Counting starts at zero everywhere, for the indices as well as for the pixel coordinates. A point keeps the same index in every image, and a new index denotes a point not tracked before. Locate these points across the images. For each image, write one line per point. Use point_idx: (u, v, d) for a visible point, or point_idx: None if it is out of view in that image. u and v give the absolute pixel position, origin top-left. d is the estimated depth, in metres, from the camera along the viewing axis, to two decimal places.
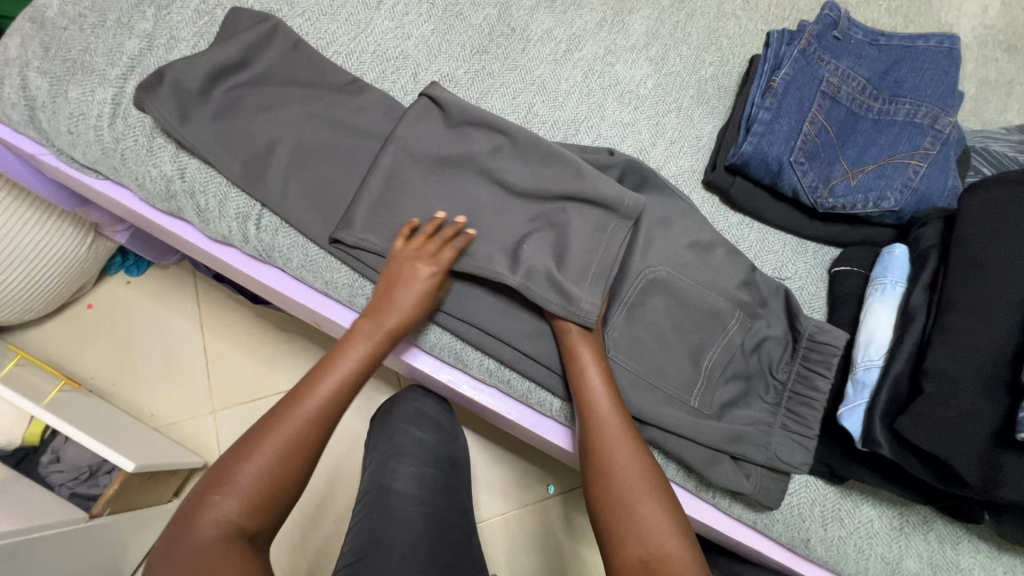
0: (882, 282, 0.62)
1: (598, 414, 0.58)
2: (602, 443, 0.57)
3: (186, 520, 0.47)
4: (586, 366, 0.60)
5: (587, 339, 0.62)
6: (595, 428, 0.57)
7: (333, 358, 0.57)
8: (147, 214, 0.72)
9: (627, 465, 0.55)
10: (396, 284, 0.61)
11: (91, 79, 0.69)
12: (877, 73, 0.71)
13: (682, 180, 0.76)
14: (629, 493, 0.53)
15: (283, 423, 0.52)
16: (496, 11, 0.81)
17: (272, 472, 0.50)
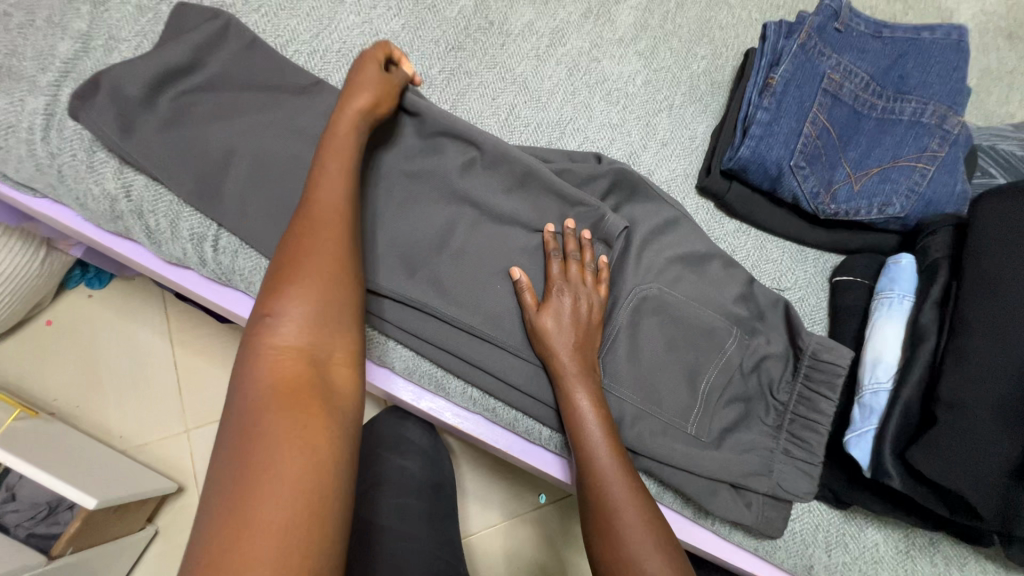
0: (889, 295, 0.58)
1: (592, 453, 0.55)
2: (601, 489, 0.53)
3: (244, 355, 0.41)
4: (582, 407, 0.56)
5: (581, 377, 0.57)
6: (592, 474, 0.54)
7: (319, 200, 0.48)
8: (93, 235, 0.65)
9: (625, 514, 0.51)
10: (351, 81, 0.56)
11: (19, 86, 0.62)
12: (881, 68, 0.66)
13: (674, 185, 0.71)
14: (636, 541, 0.50)
15: (291, 284, 0.43)
16: (471, 3, 0.75)
17: (304, 328, 0.42)
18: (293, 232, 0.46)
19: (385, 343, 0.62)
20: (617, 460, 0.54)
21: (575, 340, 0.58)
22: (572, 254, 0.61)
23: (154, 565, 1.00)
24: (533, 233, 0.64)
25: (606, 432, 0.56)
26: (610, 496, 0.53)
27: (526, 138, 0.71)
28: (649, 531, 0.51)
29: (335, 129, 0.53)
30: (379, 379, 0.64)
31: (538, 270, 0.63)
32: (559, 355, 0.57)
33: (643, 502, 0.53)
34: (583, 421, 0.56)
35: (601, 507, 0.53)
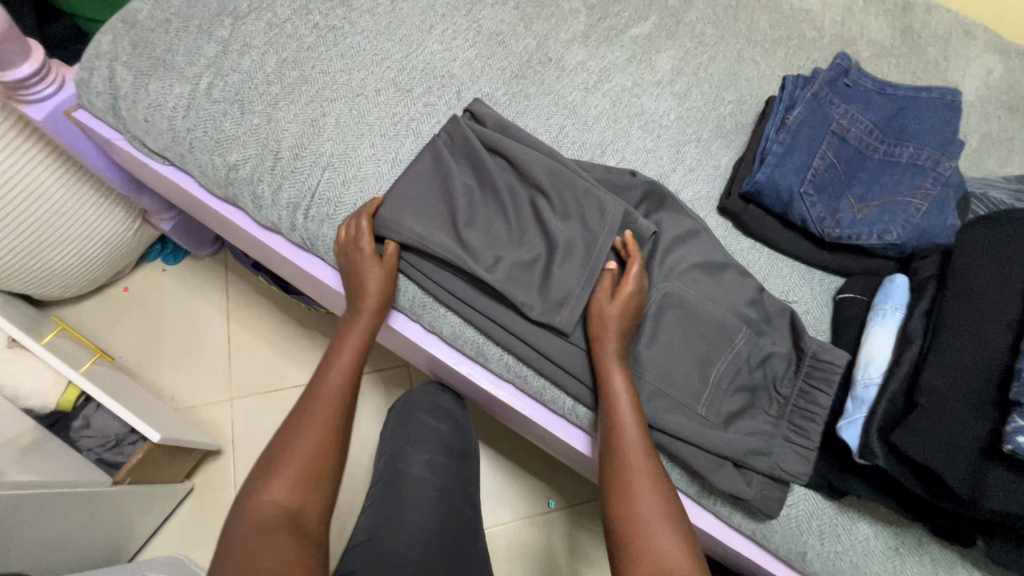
0: (883, 307, 0.66)
1: (619, 419, 0.62)
2: (623, 460, 0.61)
3: (240, 507, 0.55)
4: (617, 389, 0.64)
5: (619, 361, 0.66)
6: (615, 441, 0.62)
7: (325, 375, 0.66)
8: (204, 198, 0.78)
9: (642, 477, 0.59)
10: (354, 279, 0.69)
11: (170, 75, 0.77)
12: (884, 119, 0.77)
13: (698, 204, 0.81)
14: (648, 498, 0.58)
15: (285, 464, 0.58)
16: (535, 42, 0.89)
17: (286, 488, 0.56)
18: (297, 407, 0.64)
19: (437, 309, 0.73)
20: (639, 430, 0.62)
21: (623, 326, 0.67)
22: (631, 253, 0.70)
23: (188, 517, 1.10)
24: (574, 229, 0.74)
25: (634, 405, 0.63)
26: (629, 460, 0.60)
27: (572, 153, 0.83)
28: (662, 494, 0.59)
29: (353, 297, 0.70)
30: (428, 344, 0.75)
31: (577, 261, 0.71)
32: (605, 341, 0.66)
33: (656, 469, 0.60)
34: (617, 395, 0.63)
35: (620, 468, 0.60)
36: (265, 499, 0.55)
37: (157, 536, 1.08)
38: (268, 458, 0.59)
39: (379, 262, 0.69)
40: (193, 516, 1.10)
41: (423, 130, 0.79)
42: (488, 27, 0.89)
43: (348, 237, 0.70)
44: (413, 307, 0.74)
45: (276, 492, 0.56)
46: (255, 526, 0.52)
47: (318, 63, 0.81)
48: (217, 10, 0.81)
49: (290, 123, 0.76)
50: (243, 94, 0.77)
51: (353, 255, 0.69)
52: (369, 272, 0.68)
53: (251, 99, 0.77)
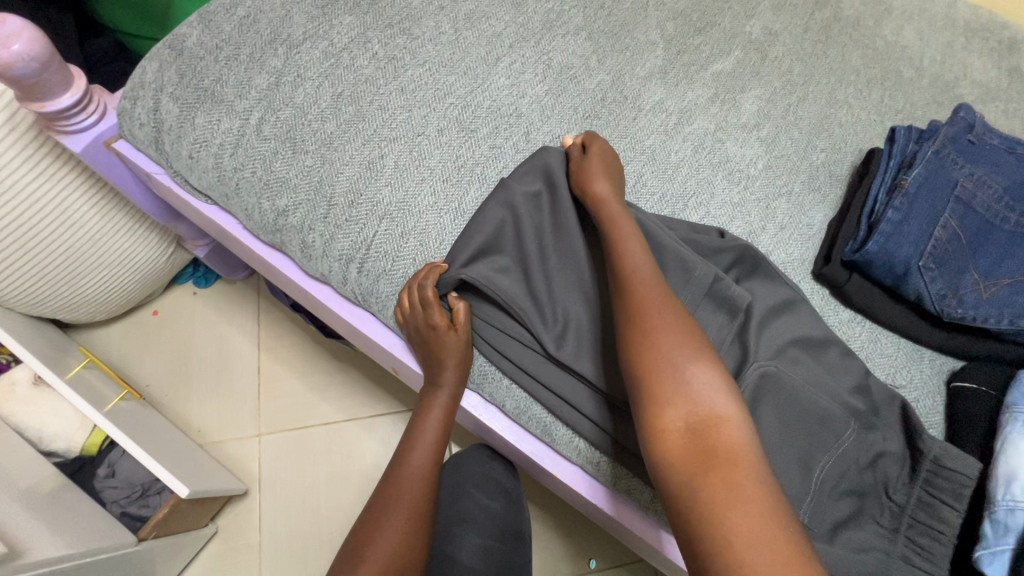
0: (1022, 412, 0.57)
1: (655, 323, 0.53)
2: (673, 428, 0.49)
3: None
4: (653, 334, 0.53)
5: (634, 236, 0.60)
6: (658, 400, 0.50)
7: (409, 448, 0.62)
8: (248, 242, 0.72)
9: (697, 390, 0.49)
10: (427, 358, 0.63)
11: (219, 108, 0.71)
12: (1015, 183, 0.67)
13: (791, 268, 0.73)
14: (717, 420, 0.48)
15: (369, 560, 0.54)
16: (609, 78, 0.82)
17: None
18: (383, 483, 0.61)
19: (499, 381, 0.65)
20: (683, 330, 0.53)
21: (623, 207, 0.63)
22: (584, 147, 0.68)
23: (210, 562, 1.04)
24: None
25: (669, 304, 0.55)
26: (675, 369, 0.51)
27: (651, 205, 0.74)
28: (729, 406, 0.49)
29: (432, 363, 0.63)
30: (487, 415, 0.68)
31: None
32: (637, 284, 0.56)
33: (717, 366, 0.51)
34: (648, 297, 0.55)
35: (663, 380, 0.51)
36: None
37: None
38: (355, 543, 0.56)
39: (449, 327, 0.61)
40: (215, 561, 1.04)
41: (489, 175, 0.72)
42: (559, 61, 0.81)
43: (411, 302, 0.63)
44: (473, 376, 0.66)
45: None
46: None
47: (377, 98, 0.74)
48: (270, 37, 0.75)
49: (346, 164, 0.70)
50: (295, 131, 0.71)
51: (423, 325, 0.62)
52: (446, 344, 0.61)
53: (304, 138, 0.70)
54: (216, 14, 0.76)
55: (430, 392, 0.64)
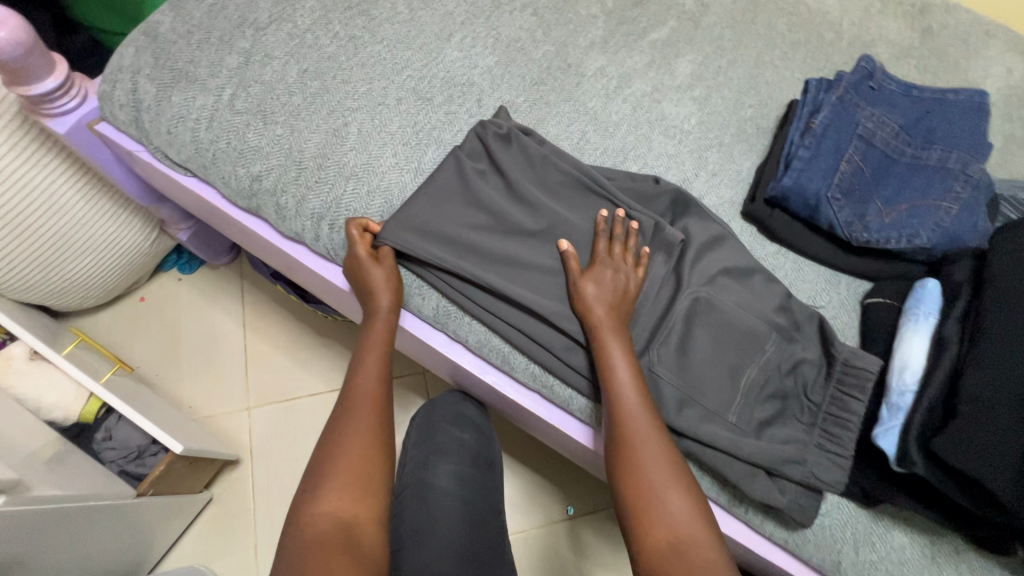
0: (916, 312, 0.65)
1: (627, 409, 0.60)
2: (630, 437, 0.59)
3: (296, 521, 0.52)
4: (614, 358, 0.63)
5: (614, 329, 0.65)
6: (620, 419, 0.60)
7: (354, 382, 0.65)
8: (226, 210, 0.78)
9: (663, 484, 0.56)
10: (366, 300, 0.69)
11: (193, 87, 0.77)
12: (911, 121, 0.76)
13: (722, 209, 0.81)
14: (686, 523, 0.54)
15: (336, 473, 0.55)
16: (554, 49, 0.89)
17: (342, 500, 0.54)
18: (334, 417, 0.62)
19: (461, 318, 0.73)
20: (651, 419, 0.60)
21: (611, 302, 0.66)
22: (616, 237, 0.71)
23: (208, 527, 1.09)
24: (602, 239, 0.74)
25: (640, 393, 0.61)
26: (644, 458, 0.57)
27: (594, 159, 0.82)
28: (698, 520, 0.54)
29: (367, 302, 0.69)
30: (452, 352, 0.75)
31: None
32: (594, 311, 0.65)
33: (682, 473, 0.57)
34: (621, 381, 0.61)
35: (636, 461, 0.57)
36: (322, 510, 0.53)
37: (177, 546, 1.08)
38: (314, 470, 0.57)
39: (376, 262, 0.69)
40: (212, 526, 1.10)
41: (446, 138, 0.79)
42: (507, 35, 0.89)
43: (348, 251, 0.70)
44: (438, 317, 0.74)
45: (333, 502, 0.53)
46: (311, 540, 0.50)
47: (339, 73, 0.81)
48: (238, 21, 0.82)
49: (313, 133, 0.76)
50: (265, 105, 0.77)
51: (355, 264, 0.69)
52: (372, 273, 0.68)
53: (274, 111, 0.77)
54: (186, 3, 0.83)
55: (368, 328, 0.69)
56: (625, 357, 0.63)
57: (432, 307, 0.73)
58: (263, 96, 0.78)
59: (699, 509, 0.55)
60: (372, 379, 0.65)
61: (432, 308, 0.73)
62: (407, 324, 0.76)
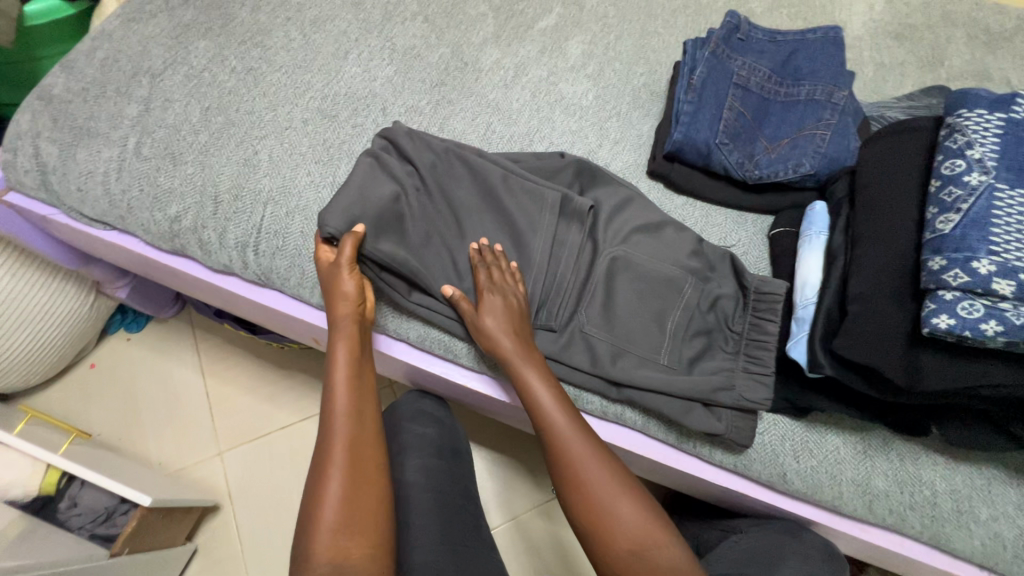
0: (808, 234, 0.71)
1: (555, 428, 0.63)
2: (566, 452, 0.62)
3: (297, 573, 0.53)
4: (530, 382, 0.65)
5: (525, 358, 0.67)
6: (555, 434, 0.63)
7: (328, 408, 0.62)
8: (152, 255, 0.79)
9: (607, 492, 0.60)
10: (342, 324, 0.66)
11: (96, 142, 0.78)
12: (779, 64, 0.83)
13: (628, 173, 0.86)
14: (636, 525, 0.58)
15: (324, 515, 0.55)
16: (449, 50, 0.93)
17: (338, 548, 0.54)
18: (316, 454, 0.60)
19: (398, 320, 0.76)
20: (586, 437, 0.63)
21: (510, 328, 0.68)
22: (490, 265, 0.71)
23: None
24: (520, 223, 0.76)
25: (566, 412, 0.64)
26: (585, 470, 0.61)
27: (502, 147, 0.86)
28: (645, 517, 0.59)
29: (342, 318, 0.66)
30: (398, 351, 0.78)
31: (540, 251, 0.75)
32: (501, 342, 0.67)
33: (628, 480, 0.61)
34: (542, 400, 0.64)
35: (578, 479, 0.61)
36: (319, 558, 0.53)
37: None
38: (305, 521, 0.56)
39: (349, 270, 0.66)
40: None
41: (356, 150, 0.82)
42: (402, 44, 0.92)
43: (324, 256, 0.68)
44: (377, 320, 0.76)
45: (332, 552, 0.53)
46: None
47: (243, 105, 0.83)
48: (133, 71, 0.83)
49: (225, 166, 0.78)
50: (172, 147, 0.79)
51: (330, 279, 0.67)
52: (341, 278, 0.66)
53: (182, 151, 0.78)
54: (76, 62, 0.83)
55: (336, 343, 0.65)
56: (541, 379, 0.66)
57: (370, 311, 0.75)
58: (169, 138, 0.79)
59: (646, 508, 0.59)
60: (347, 407, 0.62)
61: (369, 312, 0.75)
62: None
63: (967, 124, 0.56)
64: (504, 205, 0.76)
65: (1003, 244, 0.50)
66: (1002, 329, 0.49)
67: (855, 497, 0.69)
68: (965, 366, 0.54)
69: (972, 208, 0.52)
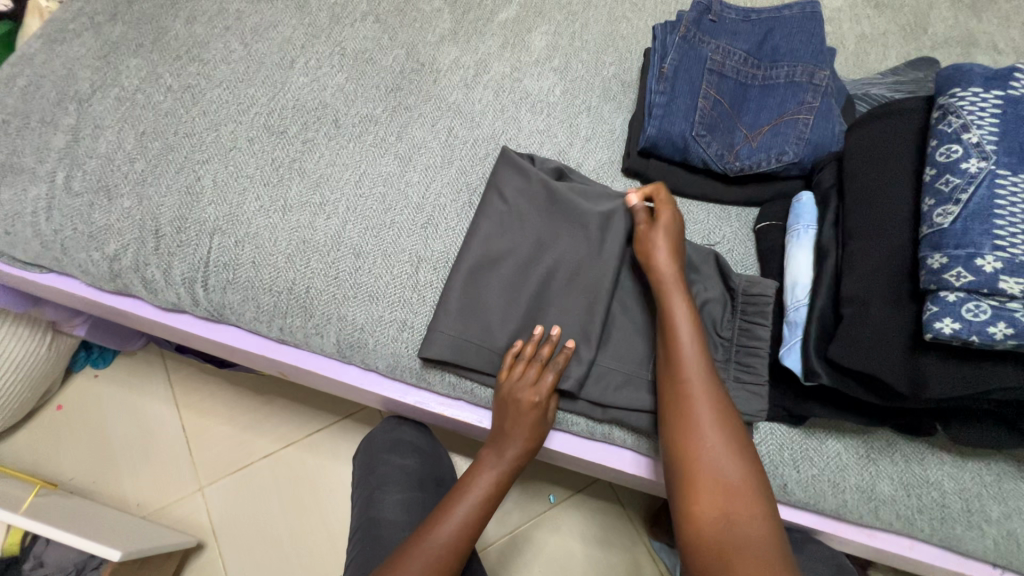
0: (796, 228, 0.66)
1: (688, 379, 0.59)
2: (686, 399, 0.58)
3: None
4: (676, 318, 0.62)
5: (680, 290, 0.63)
6: (677, 379, 0.59)
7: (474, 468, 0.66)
8: (95, 297, 0.73)
9: (712, 448, 0.55)
10: (509, 415, 0.64)
11: (21, 178, 0.72)
12: (755, 45, 0.77)
13: (602, 172, 0.81)
14: (731, 485, 0.53)
15: (422, 550, 0.59)
16: (404, 52, 0.87)
17: None
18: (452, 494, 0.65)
19: (366, 346, 0.69)
20: (711, 387, 0.58)
21: (673, 256, 0.65)
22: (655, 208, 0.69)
23: None
24: (505, 233, 0.71)
25: (700, 360, 0.59)
26: (699, 432, 0.56)
27: (467, 152, 0.80)
28: (751, 491, 0.53)
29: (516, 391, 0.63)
30: (368, 382, 0.72)
31: (519, 264, 0.69)
32: (662, 270, 0.64)
33: (738, 435, 0.56)
34: (682, 346, 0.60)
35: (688, 435, 0.56)
36: None
37: None
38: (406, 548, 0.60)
39: (546, 380, 0.63)
40: None
41: (307, 167, 0.76)
42: (352, 48, 0.86)
43: (543, 352, 0.64)
44: (343, 351, 0.70)
45: None
46: None
47: (181, 126, 0.76)
48: (58, 98, 0.77)
49: (165, 197, 0.72)
50: (106, 178, 0.72)
51: (521, 398, 0.63)
52: (518, 391, 0.63)
53: (117, 182, 0.72)
54: None
55: (501, 419, 0.64)
56: (689, 319, 0.61)
57: (334, 343, 0.69)
58: (101, 170, 0.73)
59: (755, 479, 0.54)
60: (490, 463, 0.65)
61: (333, 344, 0.69)
62: (312, 366, 0.72)
63: (960, 104, 0.51)
64: (478, 216, 0.71)
65: (1008, 237, 0.46)
66: (1012, 332, 0.44)
67: (861, 504, 0.66)
68: (973, 370, 0.49)
69: (972, 198, 0.48)
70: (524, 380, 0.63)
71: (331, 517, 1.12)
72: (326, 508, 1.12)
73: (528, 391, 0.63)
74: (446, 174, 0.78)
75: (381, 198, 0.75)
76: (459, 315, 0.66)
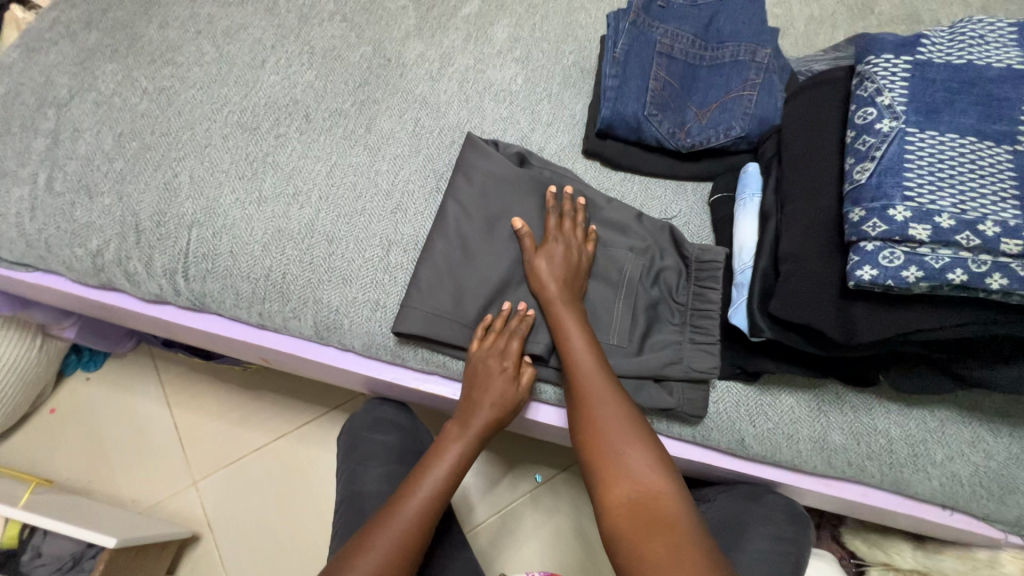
0: (743, 197, 0.70)
1: (587, 384, 0.63)
2: (589, 402, 0.62)
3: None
4: (568, 329, 0.66)
5: (570, 303, 0.67)
6: (578, 384, 0.63)
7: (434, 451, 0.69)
8: (80, 292, 0.77)
9: (622, 446, 0.58)
10: (478, 385, 0.68)
11: (5, 181, 0.75)
12: (702, 28, 0.81)
13: (564, 154, 0.84)
14: (642, 476, 0.55)
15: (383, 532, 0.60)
16: (371, 48, 0.90)
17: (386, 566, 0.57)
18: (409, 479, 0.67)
19: (341, 326, 0.72)
20: (610, 389, 0.62)
21: (564, 277, 0.68)
22: (565, 213, 0.72)
23: None
24: (472, 213, 0.74)
25: (598, 365, 0.64)
26: (604, 428, 0.60)
27: (434, 141, 0.84)
28: (656, 473, 0.56)
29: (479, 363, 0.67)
30: (346, 362, 0.75)
31: (488, 243, 0.73)
32: (548, 287, 0.68)
33: (643, 430, 0.59)
34: (577, 354, 0.64)
35: (595, 424, 0.60)
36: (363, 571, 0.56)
37: None
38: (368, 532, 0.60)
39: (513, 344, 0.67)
40: None
41: (280, 160, 0.79)
42: (321, 46, 0.89)
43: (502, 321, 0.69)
44: (320, 332, 0.73)
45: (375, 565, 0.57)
46: None
47: (157, 126, 0.80)
48: (37, 104, 0.80)
49: (144, 193, 0.75)
50: (86, 178, 0.76)
51: (492, 365, 0.67)
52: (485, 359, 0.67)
53: (97, 181, 0.76)
54: None
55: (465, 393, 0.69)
56: (582, 332, 0.66)
57: (311, 325, 0.73)
58: (82, 170, 0.76)
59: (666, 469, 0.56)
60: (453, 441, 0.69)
61: (311, 326, 0.73)
62: (292, 348, 0.76)
63: (874, 70, 0.55)
64: (447, 200, 0.75)
65: (916, 188, 0.50)
66: (923, 274, 0.48)
67: (814, 454, 0.70)
68: (897, 314, 0.53)
69: (884, 155, 0.52)
70: (491, 348, 0.67)
71: (322, 505, 1.15)
72: (318, 496, 1.15)
73: (497, 357, 0.67)
74: (414, 162, 0.81)
75: (352, 186, 0.79)
76: (431, 294, 0.70)
